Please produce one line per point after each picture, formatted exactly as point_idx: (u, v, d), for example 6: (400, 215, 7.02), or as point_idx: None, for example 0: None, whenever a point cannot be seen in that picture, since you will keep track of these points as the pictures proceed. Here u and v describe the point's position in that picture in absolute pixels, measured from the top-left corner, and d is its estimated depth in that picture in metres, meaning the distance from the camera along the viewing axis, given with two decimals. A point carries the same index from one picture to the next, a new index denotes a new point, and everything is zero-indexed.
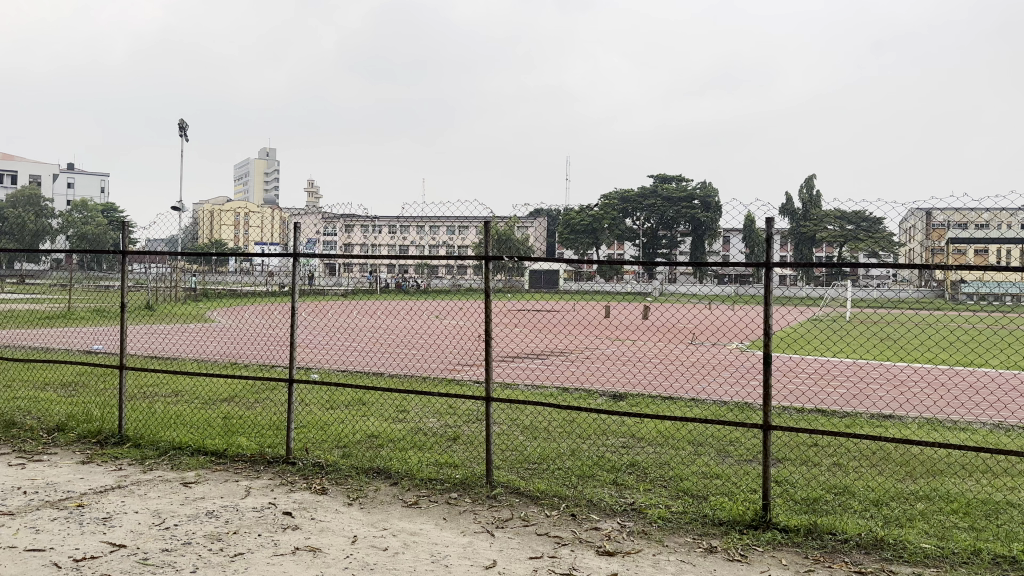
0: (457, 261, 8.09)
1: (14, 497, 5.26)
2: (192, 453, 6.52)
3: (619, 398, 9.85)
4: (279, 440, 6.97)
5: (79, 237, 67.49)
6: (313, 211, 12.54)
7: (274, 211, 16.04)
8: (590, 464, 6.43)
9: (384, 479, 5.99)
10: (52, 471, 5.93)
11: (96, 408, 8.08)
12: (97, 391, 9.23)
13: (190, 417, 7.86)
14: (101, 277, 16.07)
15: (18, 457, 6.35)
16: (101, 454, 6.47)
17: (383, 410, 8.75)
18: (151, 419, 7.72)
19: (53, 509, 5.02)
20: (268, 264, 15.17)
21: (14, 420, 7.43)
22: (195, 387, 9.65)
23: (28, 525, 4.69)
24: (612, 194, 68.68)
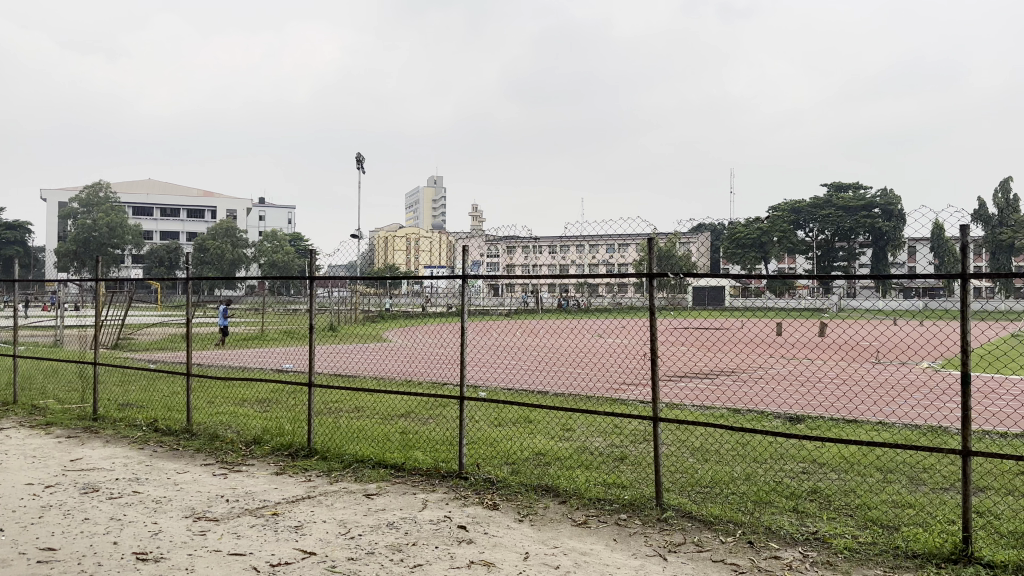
0: (618, 279, 8.03)
1: (217, 504, 5.81)
2: (373, 466, 6.90)
3: (796, 420, 9.35)
4: (453, 455, 7.23)
5: (271, 265, 74.04)
6: (477, 233, 12.95)
7: (440, 235, 16.74)
8: (766, 490, 6.13)
9: (553, 497, 6.03)
10: (250, 481, 6.50)
11: (287, 423, 8.77)
12: (288, 406, 10.01)
13: (371, 432, 8.33)
14: (287, 302, 17.48)
15: (221, 468, 7.00)
16: (292, 466, 7.00)
17: (549, 428, 8.83)
18: (336, 434, 8.25)
19: (252, 516, 5.49)
20: (438, 286, 15.81)
21: (218, 433, 8.20)
22: (374, 404, 10.23)
23: (231, 531, 5.16)
24: (781, 207, 66.04)
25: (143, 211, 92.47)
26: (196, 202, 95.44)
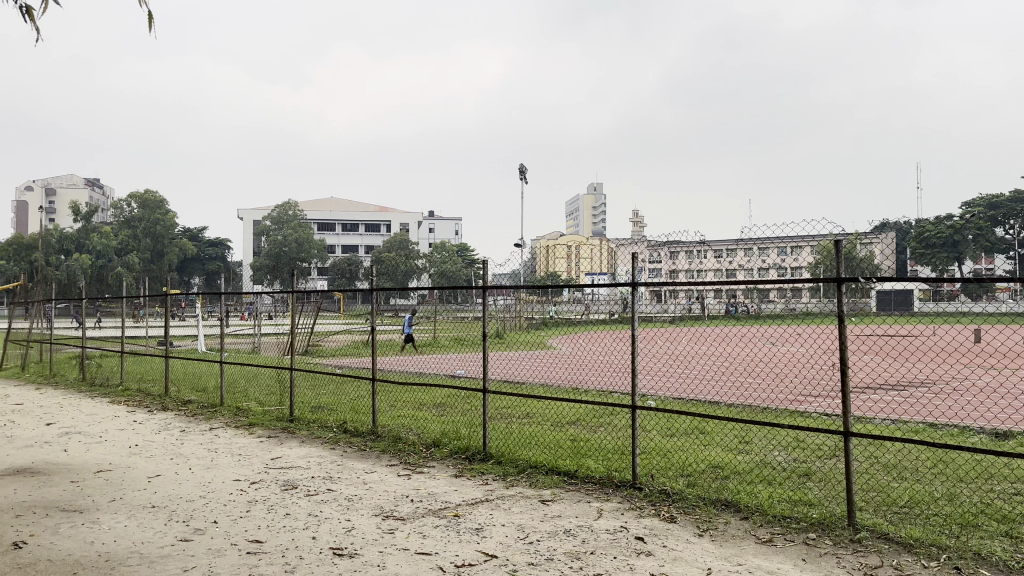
0: (793, 284, 7.62)
1: (403, 504, 6.09)
2: (547, 473, 6.97)
3: (1006, 437, 8.42)
4: (626, 465, 7.15)
5: (439, 275, 77.21)
6: (641, 239, 12.79)
7: (602, 242, 16.72)
8: (976, 513, 5.56)
9: (733, 512, 5.80)
10: (432, 482, 6.77)
11: (463, 427, 9.07)
12: (462, 411, 10.36)
13: (543, 438, 8.43)
14: (456, 309, 18.13)
15: (404, 469, 7.35)
16: (470, 469, 7.23)
17: (725, 440, 8.52)
18: (509, 439, 8.42)
19: (436, 517, 5.71)
20: (602, 293, 15.77)
21: (401, 435, 8.61)
22: (544, 411, 10.36)
23: (417, 530, 5.40)
24: (977, 203, 60.13)
25: (325, 227, 99.72)
26: (371, 217, 101.48)
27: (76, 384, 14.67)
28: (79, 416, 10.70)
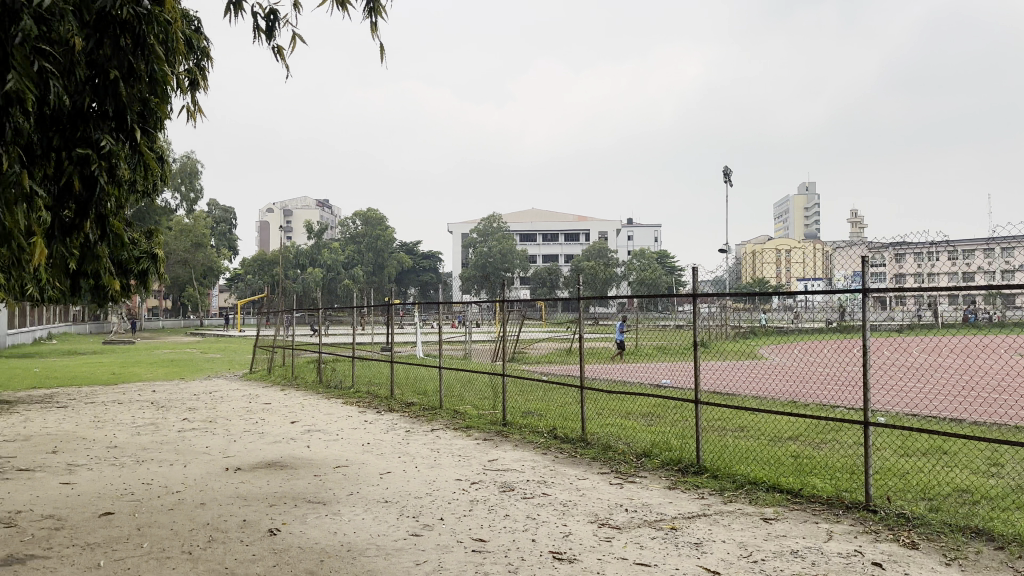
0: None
1: (618, 513, 6.06)
2: (767, 489, 6.62)
3: None
4: (856, 485, 6.61)
5: (640, 282, 76.50)
6: (860, 241, 11.84)
7: (815, 246, 15.72)
8: None
9: (988, 542, 5.16)
10: (646, 493, 6.68)
11: (674, 438, 8.88)
12: (672, 422, 10.15)
13: (761, 453, 8.03)
14: (660, 317, 17.87)
15: (617, 478, 7.32)
16: (685, 482, 7.05)
17: (972, 462, 7.62)
18: (725, 452, 8.11)
19: (652, 529, 5.62)
20: (816, 299, 14.82)
21: (611, 443, 8.59)
22: (759, 424, 9.87)
23: (634, 540, 5.34)
24: None
25: (528, 238, 102.70)
26: (571, 227, 102.97)
27: (314, 386, 16.22)
28: (319, 415, 11.80)
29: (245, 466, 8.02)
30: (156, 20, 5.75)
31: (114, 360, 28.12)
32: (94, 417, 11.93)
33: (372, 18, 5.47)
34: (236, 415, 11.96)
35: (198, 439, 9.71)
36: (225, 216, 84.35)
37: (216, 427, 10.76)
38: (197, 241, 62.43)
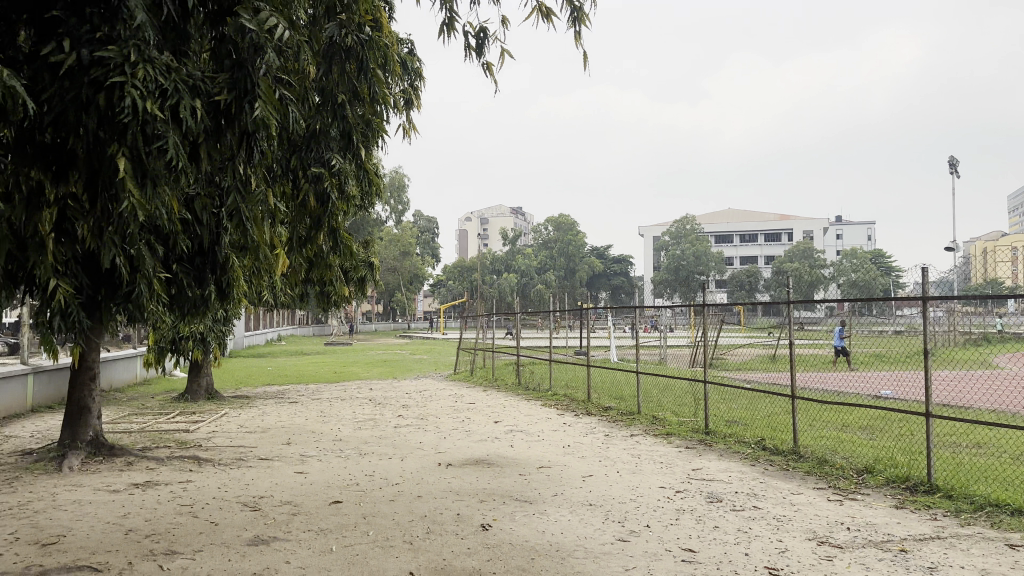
0: None
1: (839, 531, 5.66)
2: (1014, 513, 5.89)
3: None
4: None
5: (849, 284, 71.18)
6: None
7: None
8: None
9: None
10: (869, 512, 6.19)
11: (899, 454, 8.15)
12: (896, 436, 9.33)
13: (1005, 474, 7.16)
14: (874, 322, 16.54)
15: (835, 493, 6.85)
16: (913, 501, 6.45)
17: None
18: (960, 471, 7.32)
19: (878, 550, 5.20)
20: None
21: (826, 457, 8.06)
22: (1002, 442, 8.81)
23: (859, 561, 4.96)
24: None
25: (724, 239, 99.24)
26: (770, 227, 98.13)
27: (514, 388, 16.73)
28: (520, 416, 12.15)
29: (454, 463, 8.43)
30: (375, 45, 6.21)
31: (337, 359, 30.84)
32: (321, 411, 13.11)
33: (576, 27, 5.61)
34: (444, 414, 12.62)
35: (411, 435, 10.35)
36: (429, 225, 89.59)
37: (427, 424, 11.41)
38: (405, 249, 66.91)
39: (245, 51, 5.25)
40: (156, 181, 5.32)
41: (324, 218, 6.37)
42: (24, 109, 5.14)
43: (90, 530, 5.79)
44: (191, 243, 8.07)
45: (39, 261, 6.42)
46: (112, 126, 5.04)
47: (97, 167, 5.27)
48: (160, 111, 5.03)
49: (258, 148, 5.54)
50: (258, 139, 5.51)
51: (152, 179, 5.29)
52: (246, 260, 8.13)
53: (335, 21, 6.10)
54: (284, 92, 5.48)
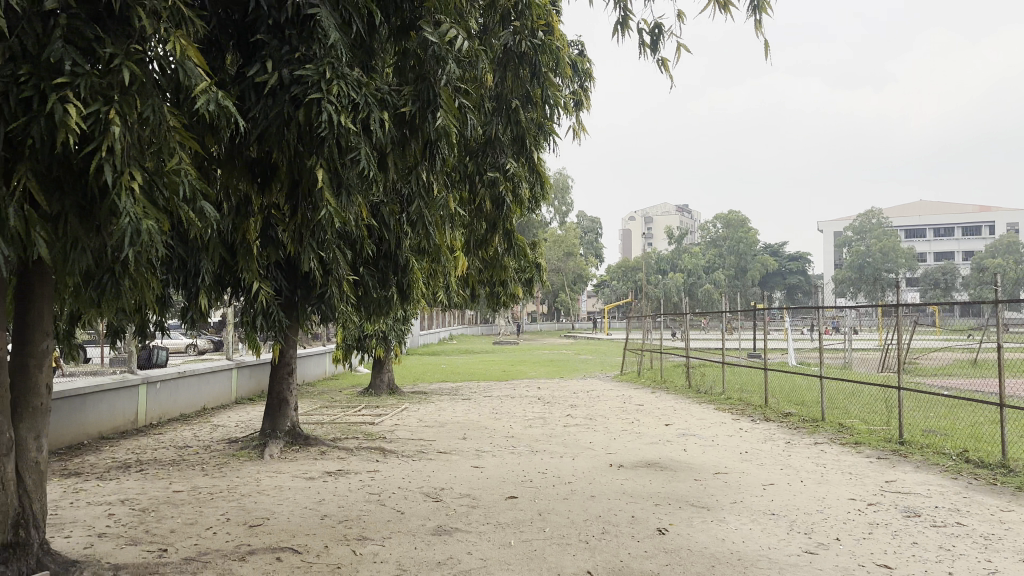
0: None
1: None
2: None
3: None
4: None
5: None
6: None
7: None
8: None
9: None
10: None
11: None
12: None
13: None
14: None
15: None
16: None
17: None
18: None
19: None
20: None
21: None
22: None
23: None
24: None
25: (912, 233, 91.65)
26: (967, 219, 89.44)
27: (684, 391, 16.39)
28: (693, 419, 11.88)
29: (626, 464, 8.39)
30: (548, 49, 6.29)
31: (509, 358, 31.67)
32: (493, 409, 13.50)
33: (756, 16, 5.39)
34: (614, 415, 12.59)
35: (582, 435, 10.42)
36: (593, 225, 89.81)
37: (597, 425, 11.44)
38: (569, 249, 67.54)
39: (426, 61, 5.49)
40: (349, 189, 5.71)
41: (499, 221, 6.56)
42: (236, 128, 5.66)
43: (291, 514, 6.31)
44: (375, 247, 8.63)
45: (247, 265, 7.08)
46: (310, 139, 5.44)
47: (297, 177, 5.71)
48: (353, 124, 5.38)
49: (440, 155, 5.79)
50: (439, 146, 5.75)
51: (346, 188, 5.68)
52: (425, 262, 8.55)
53: (509, 27, 6.23)
54: (463, 100, 5.69)
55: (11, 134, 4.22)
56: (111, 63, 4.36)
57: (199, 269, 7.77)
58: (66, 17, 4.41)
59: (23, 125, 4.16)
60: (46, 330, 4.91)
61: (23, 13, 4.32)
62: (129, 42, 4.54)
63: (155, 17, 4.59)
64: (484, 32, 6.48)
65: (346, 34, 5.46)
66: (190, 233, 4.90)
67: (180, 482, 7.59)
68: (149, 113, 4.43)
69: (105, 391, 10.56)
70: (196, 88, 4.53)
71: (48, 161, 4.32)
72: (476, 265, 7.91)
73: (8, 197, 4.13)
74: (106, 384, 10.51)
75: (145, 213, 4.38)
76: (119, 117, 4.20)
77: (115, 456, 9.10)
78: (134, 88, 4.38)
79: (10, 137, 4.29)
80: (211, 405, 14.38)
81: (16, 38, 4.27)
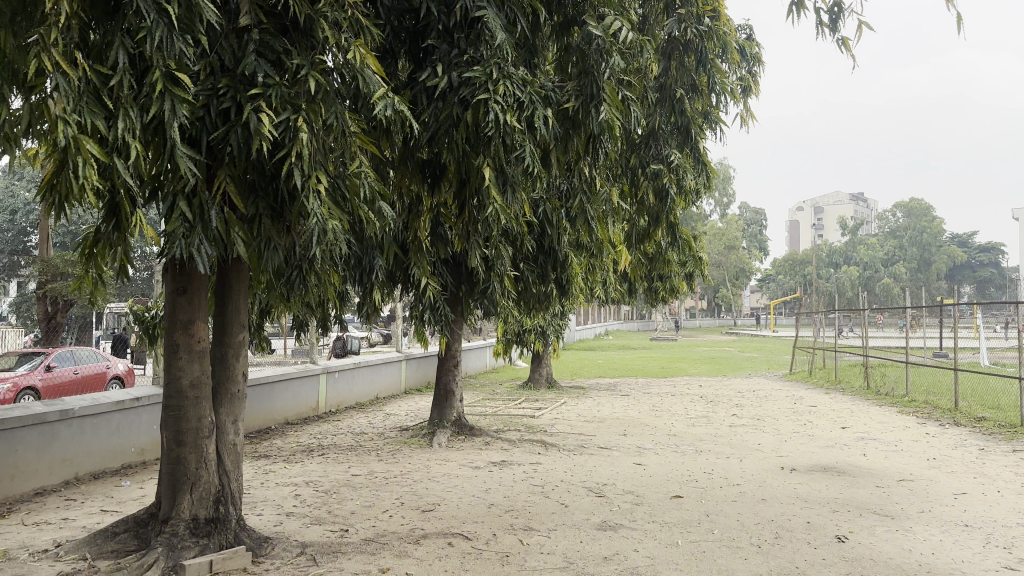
0: None
1: None
2: None
3: None
4: None
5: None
6: None
7: None
8: None
9: None
10: None
11: None
12: None
13: None
14: None
15: None
16: None
17: None
18: None
19: None
20: None
21: None
22: None
23: None
24: None
25: None
26: None
27: (861, 391, 15.40)
28: (872, 422, 11.14)
29: (799, 468, 8.00)
30: (715, 35, 6.15)
31: (669, 353, 31.17)
32: (654, 405, 13.31)
33: None
34: (783, 415, 12.03)
35: (749, 435, 10.05)
36: (756, 217, 86.27)
37: (765, 425, 11.00)
38: (730, 243, 65.34)
39: (590, 55, 5.47)
40: (513, 186, 5.81)
41: (663, 215, 6.45)
42: (407, 131, 5.90)
43: (460, 502, 6.53)
44: (536, 243, 8.77)
45: (417, 261, 7.40)
46: (477, 138, 5.58)
47: (464, 176, 5.88)
48: (519, 122, 5.43)
49: (603, 150, 5.76)
50: (602, 141, 5.73)
51: (510, 184, 5.79)
52: (584, 257, 8.57)
53: (674, 16, 6.12)
54: (627, 93, 5.63)
55: (213, 143, 4.62)
56: (297, 73, 4.68)
57: (372, 266, 8.22)
58: (259, 32, 4.76)
59: (223, 134, 4.53)
60: (242, 322, 5.35)
61: (223, 31, 4.71)
62: (312, 53, 4.84)
63: (336, 28, 4.86)
64: (647, 22, 6.39)
65: (511, 33, 5.55)
66: (367, 232, 5.17)
67: (356, 467, 8.07)
68: (332, 120, 4.70)
69: (289, 380, 11.42)
70: (374, 93, 4.75)
71: (245, 167, 4.69)
72: (640, 259, 7.83)
73: (211, 200, 4.52)
74: (290, 373, 11.37)
75: (329, 213, 4.67)
76: (305, 123, 4.49)
77: (299, 441, 9.83)
78: (319, 96, 4.66)
79: (211, 146, 4.68)
80: (381, 394, 15.18)
81: (217, 54, 4.66)
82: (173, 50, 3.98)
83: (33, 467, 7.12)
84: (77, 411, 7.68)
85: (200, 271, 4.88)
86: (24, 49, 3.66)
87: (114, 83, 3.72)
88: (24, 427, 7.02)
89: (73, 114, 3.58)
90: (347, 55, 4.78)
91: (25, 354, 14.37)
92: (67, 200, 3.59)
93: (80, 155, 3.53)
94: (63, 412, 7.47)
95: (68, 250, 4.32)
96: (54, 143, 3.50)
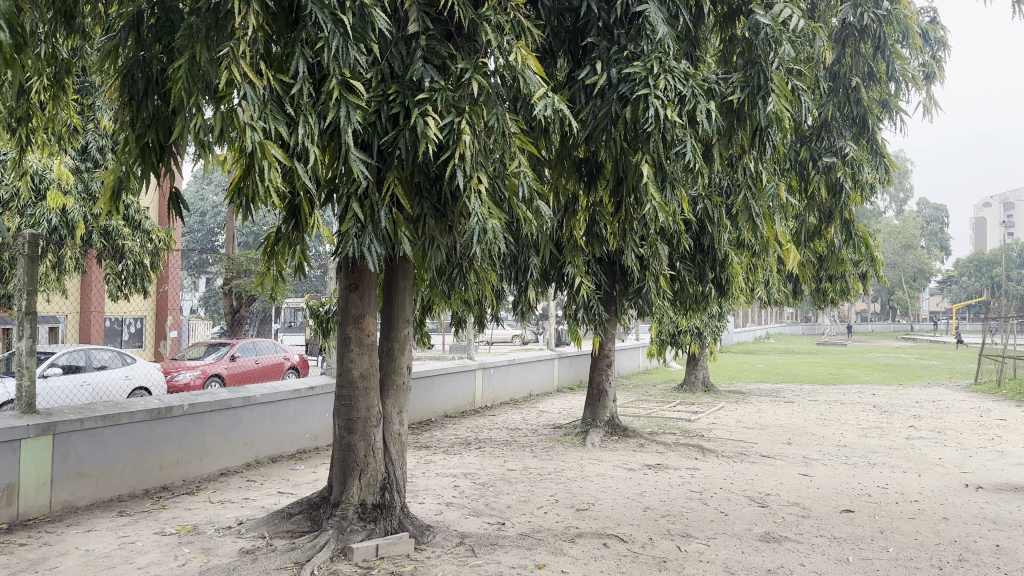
0: None
1: None
2: None
3: None
4: None
5: None
6: None
7: None
8: None
9: None
10: None
11: None
12: None
13: None
14: None
15: None
16: None
17: None
18: None
19: None
20: None
21: None
22: None
23: None
24: None
25: None
26: None
27: None
28: None
29: (986, 487, 7.28)
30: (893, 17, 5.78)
31: (838, 360, 29.44)
32: (821, 414, 12.59)
33: None
34: (969, 429, 11.01)
35: (928, 449, 9.28)
36: (937, 214, 79.71)
37: (947, 439, 10.11)
38: (907, 242, 60.95)
39: (757, 46, 5.23)
40: (672, 183, 5.66)
41: (836, 209, 6.12)
42: (565, 131, 5.91)
43: (615, 503, 6.47)
44: (693, 241, 8.55)
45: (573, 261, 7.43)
46: (635, 135, 5.47)
47: (621, 174, 5.79)
48: (680, 116, 5.25)
49: (770, 141, 5.52)
50: (770, 133, 5.46)
51: (669, 181, 5.60)
52: (745, 257, 8.27)
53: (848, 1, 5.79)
54: (796, 83, 5.33)
55: (383, 148, 4.80)
56: (461, 76, 4.79)
57: (527, 265, 8.38)
58: (426, 38, 4.91)
59: (392, 138, 4.72)
60: (407, 318, 5.57)
61: (392, 39, 4.91)
62: (476, 56, 4.94)
63: (498, 30, 4.92)
64: (817, 8, 6.03)
65: (673, 26, 5.41)
66: (525, 231, 5.18)
67: (512, 462, 8.21)
68: (493, 121, 4.76)
69: (449, 374, 11.81)
70: (534, 94, 4.72)
71: (411, 170, 4.84)
72: (809, 258, 7.46)
73: (381, 202, 4.73)
74: (449, 368, 11.75)
75: (490, 213, 4.70)
76: (468, 126, 4.56)
77: (457, 433, 10.14)
78: (481, 99, 4.75)
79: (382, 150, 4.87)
80: (536, 391, 15.39)
81: (387, 62, 4.86)
82: (347, 58, 4.18)
83: (220, 448, 7.79)
84: (259, 397, 8.32)
85: (369, 267, 5.13)
86: (217, 62, 3.96)
87: (294, 91, 3.95)
88: (212, 412, 7.68)
89: (258, 121, 3.83)
90: (508, 56, 4.77)
91: (213, 344, 15.79)
92: (253, 201, 3.86)
93: (263, 159, 3.77)
94: (245, 399, 8.12)
95: (253, 249, 4.61)
96: (243, 148, 3.76)
